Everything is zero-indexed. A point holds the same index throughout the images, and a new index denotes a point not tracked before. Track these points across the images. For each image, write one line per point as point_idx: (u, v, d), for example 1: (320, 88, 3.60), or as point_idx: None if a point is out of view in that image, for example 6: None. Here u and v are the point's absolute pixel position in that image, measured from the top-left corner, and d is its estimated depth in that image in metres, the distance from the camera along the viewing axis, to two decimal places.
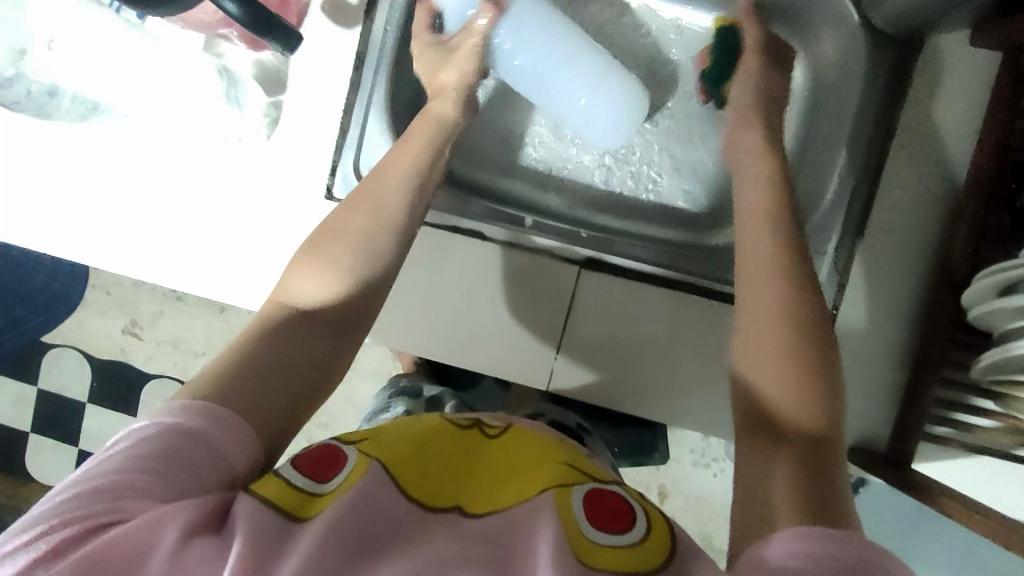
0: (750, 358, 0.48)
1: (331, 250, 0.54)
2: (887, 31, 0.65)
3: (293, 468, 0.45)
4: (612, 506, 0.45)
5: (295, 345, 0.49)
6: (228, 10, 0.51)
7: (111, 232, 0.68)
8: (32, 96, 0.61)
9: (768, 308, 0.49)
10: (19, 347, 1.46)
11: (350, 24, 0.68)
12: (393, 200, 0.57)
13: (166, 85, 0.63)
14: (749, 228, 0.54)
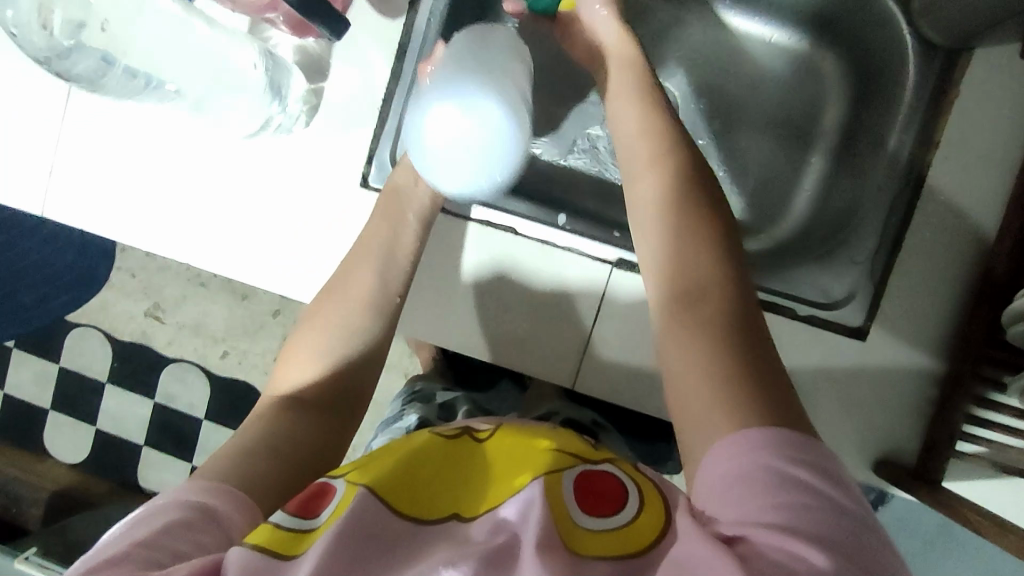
0: (692, 405, 0.46)
1: (320, 337, 0.60)
2: (937, 42, 0.64)
3: (282, 512, 0.45)
4: (600, 487, 0.45)
5: (294, 422, 0.54)
6: None
7: (145, 211, 0.69)
8: (88, 70, 0.61)
9: (695, 359, 0.47)
10: (45, 324, 1.48)
11: (394, 13, 0.68)
12: (365, 278, 0.63)
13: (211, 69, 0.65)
14: (667, 264, 0.53)
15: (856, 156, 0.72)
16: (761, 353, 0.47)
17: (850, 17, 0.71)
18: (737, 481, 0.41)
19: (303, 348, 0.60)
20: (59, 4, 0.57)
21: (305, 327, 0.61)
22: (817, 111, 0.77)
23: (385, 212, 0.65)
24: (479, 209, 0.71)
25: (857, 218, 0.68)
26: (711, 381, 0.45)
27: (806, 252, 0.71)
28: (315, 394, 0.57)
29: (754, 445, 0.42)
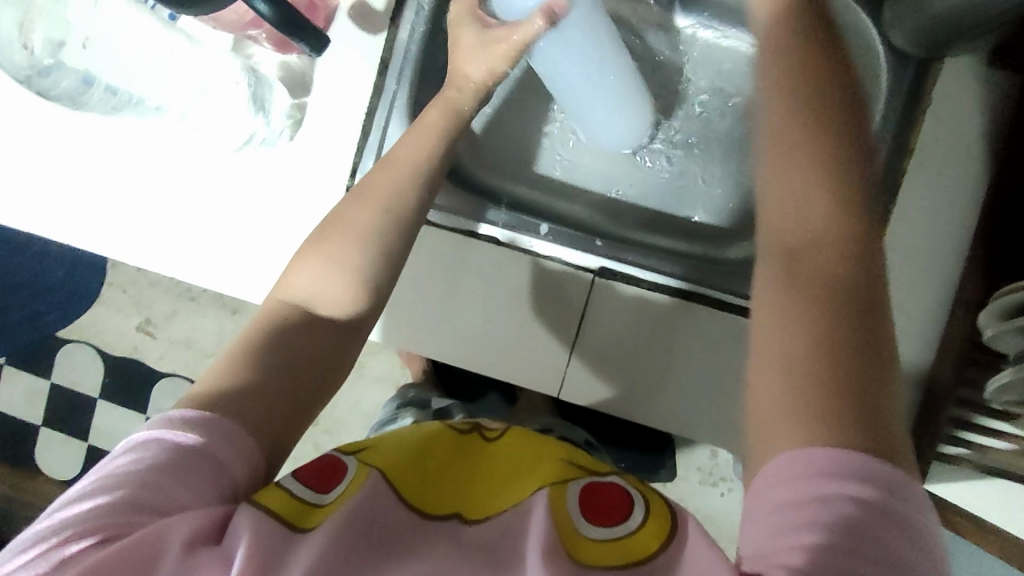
0: (785, 350, 0.44)
1: (344, 241, 0.54)
2: (909, 51, 0.65)
3: (293, 478, 0.45)
4: (610, 499, 0.45)
5: (303, 347, 0.50)
6: (261, 10, 0.52)
7: (130, 226, 0.69)
8: (68, 85, 0.64)
9: (801, 306, 0.44)
10: (33, 342, 1.49)
11: (376, 29, 0.69)
12: (405, 193, 0.56)
13: (192, 81, 0.65)
14: (802, 185, 0.48)
15: None
16: (870, 318, 0.44)
17: None
18: (800, 507, 0.39)
19: (326, 248, 0.53)
20: (43, 23, 0.61)
21: (334, 224, 0.55)
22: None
23: (420, 136, 0.60)
24: (486, 227, 0.73)
25: None
26: (807, 335, 0.43)
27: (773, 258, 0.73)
28: (333, 310, 0.53)
29: (829, 472, 0.39)
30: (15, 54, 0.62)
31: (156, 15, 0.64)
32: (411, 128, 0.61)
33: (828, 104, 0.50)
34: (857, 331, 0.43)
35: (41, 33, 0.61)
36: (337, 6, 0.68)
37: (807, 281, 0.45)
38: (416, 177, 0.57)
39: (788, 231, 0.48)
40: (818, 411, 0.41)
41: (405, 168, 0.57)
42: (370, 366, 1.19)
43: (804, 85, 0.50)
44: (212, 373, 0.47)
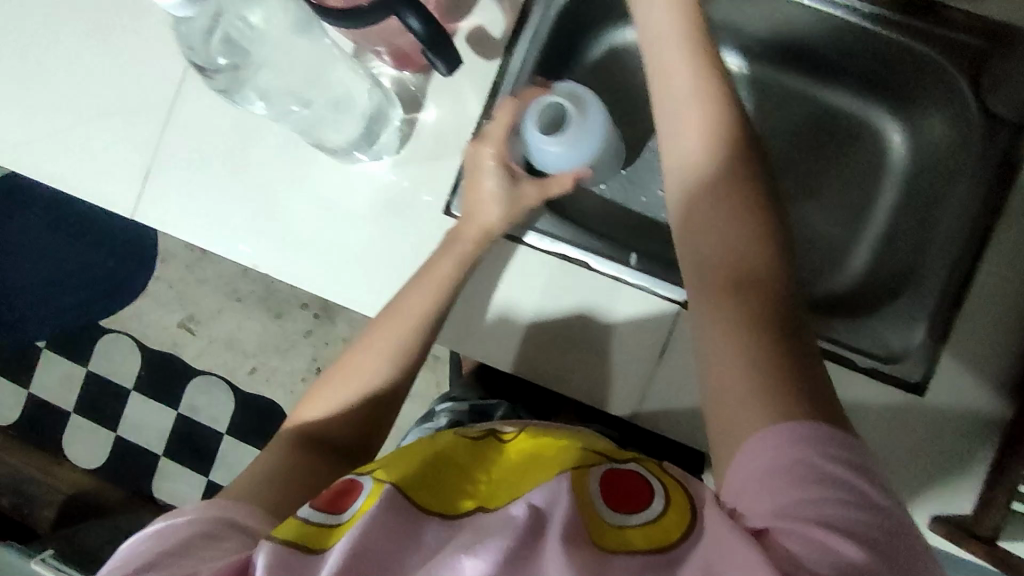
0: (723, 386, 0.48)
1: (333, 387, 0.64)
2: (1004, 116, 0.68)
3: (311, 507, 0.52)
4: (629, 487, 0.50)
5: (294, 472, 0.60)
6: (413, 28, 0.54)
7: (235, 220, 0.75)
8: (244, 77, 0.65)
9: (727, 341, 0.49)
10: (82, 325, 1.62)
11: (491, 56, 0.72)
12: (412, 319, 0.65)
13: (338, 100, 0.68)
14: (719, 226, 0.53)
15: (915, 221, 0.76)
16: (786, 330, 0.49)
17: (912, 90, 0.75)
18: (807, 487, 0.43)
19: (321, 398, 0.64)
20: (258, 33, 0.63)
21: (333, 375, 0.65)
22: (871, 190, 0.81)
23: (446, 257, 0.66)
24: (535, 235, 0.73)
25: (914, 278, 0.72)
26: (745, 365, 0.48)
27: (861, 306, 0.75)
28: (326, 442, 0.63)
29: (821, 441, 0.44)
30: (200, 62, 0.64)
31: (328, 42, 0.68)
32: (476, 198, 0.67)
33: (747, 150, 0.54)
34: (782, 346, 0.48)
35: (218, 32, 0.62)
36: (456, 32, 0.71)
37: (742, 290, 0.50)
38: (438, 299, 0.65)
39: (710, 250, 0.53)
40: (758, 400, 0.46)
41: (394, 333, 0.65)
42: None
43: (709, 140, 0.55)
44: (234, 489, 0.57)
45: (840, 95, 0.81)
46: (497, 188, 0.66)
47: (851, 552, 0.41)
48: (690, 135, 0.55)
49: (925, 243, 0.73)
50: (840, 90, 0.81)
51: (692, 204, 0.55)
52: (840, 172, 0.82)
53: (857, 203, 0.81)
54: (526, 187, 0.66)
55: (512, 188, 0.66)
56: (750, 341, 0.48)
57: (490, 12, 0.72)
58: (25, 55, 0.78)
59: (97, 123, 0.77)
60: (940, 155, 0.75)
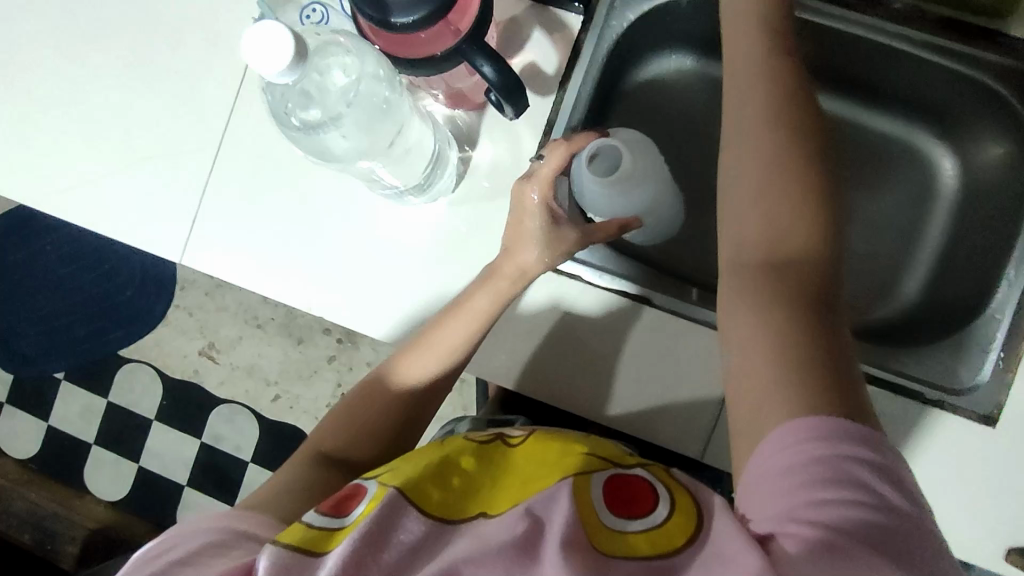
0: (750, 379, 0.48)
1: (361, 402, 0.66)
2: None
3: (315, 512, 0.52)
4: (631, 492, 0.52)
5: (317, 482, 0.61)
6: (485, 72, 0.53)
7: (286, 261, 0.74)
8: (325, 138, 0.63)
9: (756, 333, 0.49)
10: (102, 355, 1.60)
11: (544, 90, 0.71)
12: (456, 339, 0.66)
13: (412, 149, 0.67)
14: (762, 215, 0.53)
15: (973, 245, 0.75)
16: (826, 330, 0.48)
17: (963, 116, 0.75)
18: (821, 490, 0.43)
19: (347, 413, 0.66)
20: (335, 91, 0.62)
21: (364, 391, 0.67)
22: (921, 214, 0.80)
23: (485, 290, 0.66)
24: (592, 271, 0.74)
25: (979, 309, 0.71)
26: (772, 358, 0.48)
27: (919, 336, 0.75)
28: (349, 456, 0.64)
29: (839, 444, 0.44)
30: (286, 125, 0.62)
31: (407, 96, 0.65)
32: (510, 238, 0.66)
33: (802, 149, 0.54)
34: (819, 341, 0.48)
35: (297, 87, 0.61)
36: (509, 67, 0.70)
37: (775, 284, 0.50)
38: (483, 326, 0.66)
39: (752, 237, 0.53)
40: (784, 394, 0.46)
41: (438, 353, 0.66)
42: None
43: (767, 138, 0.54)
44: (253, 497, 0.59)
45: (888, 122, 0.82)
46: (538, 228, 0.65)
47: (859, 553, 0.41)
48: (748, 134, 0.55)
49: (987, 270, 0.73)
50: (888, 117, 0.81)
51: (738, 196, 0.54)
52: (879, 186, 0.82)
53: (906, 227, 0.81)
54: (567, 231, 0.65)
55: (552, 230, 0.65)
56: (783, 335, 0.48)
57: (541, 46, 0.70)
58: (74, 102, 0.78)
59: (146, 168, 0.77)
60: (997, 183, 0.75)
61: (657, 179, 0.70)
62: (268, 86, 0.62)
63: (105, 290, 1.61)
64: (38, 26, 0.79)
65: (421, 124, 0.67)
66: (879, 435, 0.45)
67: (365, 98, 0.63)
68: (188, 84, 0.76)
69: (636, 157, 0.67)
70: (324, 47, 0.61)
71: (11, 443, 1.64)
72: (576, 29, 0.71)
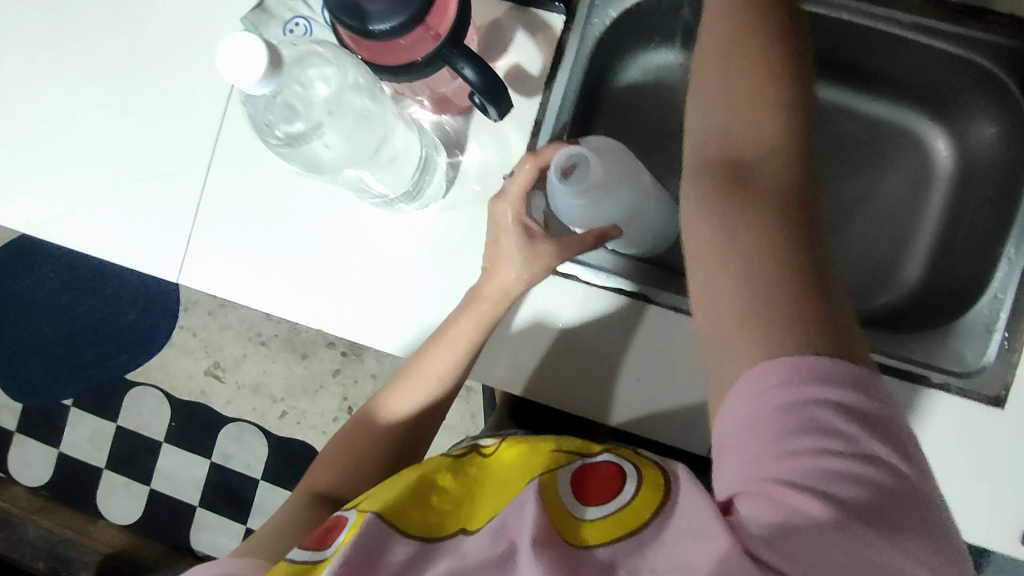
0: (736, 358, 0.46)
1: (354, 437, 0.69)
2: None
3: (299, 549, 0.55)
4: (598, 478, 0.53)
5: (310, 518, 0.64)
6: (466, 75, 0.53)
7: (280, 276, 0.74)
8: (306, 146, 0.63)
9: (739, 307, 0.46)
10: (109, 380, 1.61)
11: (530, 92, 0.70)
12: (437, 367, 0.67)
13: (393, 154, 0.67)
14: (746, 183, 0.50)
15: (972, 226, 0.74)
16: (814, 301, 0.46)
17: (956, 96, 0.74)
18: (792, 442, 0.42)
19: (341, 450, 0.68)
20: (313, 100, 0.62)
21: (356, 428, 0.69)
22: (917, 197, 0.80)
23: (464, 319, 0.66)
24: (587, 271, 0.74)
25: (980, 291, 0.70)
26: (756, 334, 0.45)
27: (921, 321, 0.74)
28: (342, 493, 0.66)
29: (808, 391, 0.43)
30: (268, 137, 0.62)
31: (387, 103, 0.66)
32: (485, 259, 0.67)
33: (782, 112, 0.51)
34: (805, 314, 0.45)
35: (280, 100, 0.60)
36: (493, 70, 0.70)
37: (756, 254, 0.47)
38: (464, 353, 0.67)
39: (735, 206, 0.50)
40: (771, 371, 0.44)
41: (421, 382, 0.68)
42: None
43: (746, 105, 0.51)
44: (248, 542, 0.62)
45: (881, 108, 0.81)
46: (515, 245, 0.65)
47: (827, 508, 0.41)
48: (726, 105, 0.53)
49: (988, 248, 0.71)
50: (881, 104, 0.81)
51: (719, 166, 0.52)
52: (870, 171, 0.81)
53: (904, 212, 0.80)
54: (545, 245, 0.64)
55: (530, 247, 0.65)
56: (765, 309, 0.45)
57: (525, 47, 0.70)
58: (65, 127, 0.78)
59: (139, 190, 0.77)
60: (993, 161, 0.73)
61: (632, 182, 0.67)
62: (249, 100, 0.61)
63: (109, 314, 1.62)
64: (26, 54, 0.79)
65: (406, 130, 0.67)
66: (857, 381, 0.43)
67: (346, 108, 0.63)
68: (176, 104, 0.77)
69: (608, 161, 0.64)
70: (305, 58, 0.60)
71: (22, 471, 1.65)
72: (559, 29, 0.70)
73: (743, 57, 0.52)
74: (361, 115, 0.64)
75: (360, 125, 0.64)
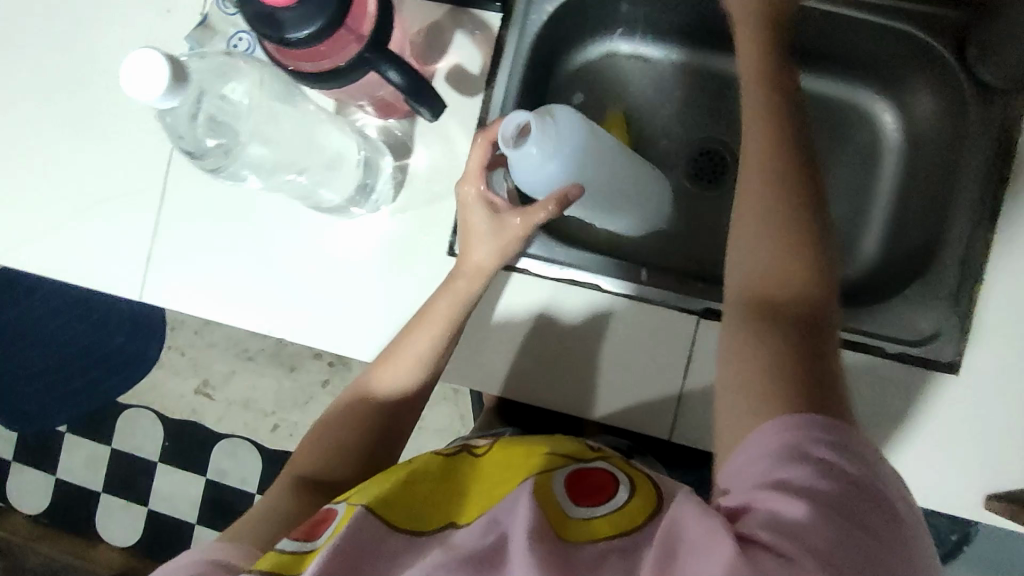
0: (731, 393, 0.49)
1: (339, 424, 0.67)
2: (994, 85, 0.67)
3: (288, 540, 0.54)
4: (595, 483, 0.52)
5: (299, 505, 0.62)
6: (391, 78, 0.54)
7: (242, 289, 0.74)
8: (226, 155, 0.64)
9: (744, 351, 0.50)
10: (101, 404, 1.62)
11: (471, 90, 0.71)
12: (418, 347, 0.66)
13: (320, 150, 0.68)
14: (761, 238, 0.53)
15: (922, 196, 0.74)
16: (806, 359, 0.49)
17: (897, 67, 0.75)
18: (783, 462, 0.44)
19: (324, 434, 0.67)
20: (233, 108, 0.62)
21: (337, 415, 0.68)
22: (869, 174, 0.80)
23: (442, 301, 0.66)
24: (543, 265, 0.74)
25: (931, 260, 0.70)
26: (756, 377, 0.48)
27: (882, 294, 0.74)
28: (327, 478, 0.65)
29: (806, 425, 0.45)
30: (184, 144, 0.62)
31: (305, 106, 0.69)
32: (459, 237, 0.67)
33: (799, 184, 0.54)
34: (801, 365, 0.48)
35: (205, 112, 0.60)
36: (434, 71, 0.71)
37: (764, 315, 0.51)
38: (443, 334, 0.66)
39: (749, 262, 0.54)
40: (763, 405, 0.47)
41: (401, 365, 0.67)
42: None
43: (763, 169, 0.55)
44: (237, 522, 0.61)
45: (827, 86, 0.80)
46: (483, 224, 0.65)
47: (815, 525, 0.41)
48: (750, 167, 0.56)
49: (937, 218, 0.71)
50: (825, 83, 0.80)
51: (736, 212, 0.55)
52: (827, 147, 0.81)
53: (858, 187, 0.80)
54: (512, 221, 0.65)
55: (497, 222, 0.66)
56: (763, 357, 0.49)
57: (465, 48, 0.71)
58: (23, 155, 0.79)
59: (97, 212, 0.77)
60: (937, 130, 0.74)
61: (597, 142, 0.63)
62: (166, 112, 0.59)
63: (98, 338, 1.63)
64: None
65: (343, 132, 0.70)
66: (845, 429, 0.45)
67: (266, 113, 0.65)
68: (129, 125, 0.77)
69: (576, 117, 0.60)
70: (225, 71, 0.62)
71: (22, 499, 1.66)
72: (497, 28, 0.71)
73: (772, 148, 0.55)
74: (286, 121, 0.66)
75: (284, 130, 0.66)
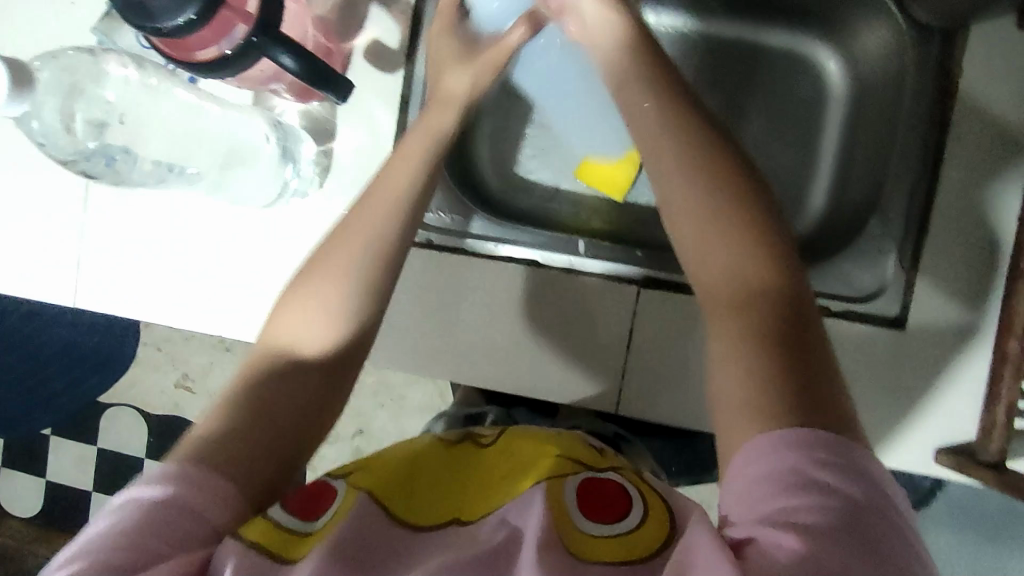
0: (721, 407, 0.46)
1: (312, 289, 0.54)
2: (932, 24, 0.64)
3: (281, 507, 0.48)
4: (608, 494, 0.48)
5: (280, 402, 0.51)
6: (286, 63, 0.53)
7: (174, 288, 0.72)
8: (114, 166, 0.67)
9: (731, 360, 0.46)
10: (82, 404, 1.61)
11: (393, 67, 0.69)
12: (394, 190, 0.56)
13: (207, 141, 0.69)
14: (698, 235, 0.51)
15: (868, 144, 0.72)
16: (793, 343, 0.46)
17: (834, 10, 0.72)
18: (784, 490, 0.41)
19: (298, 303, 0.54)
20: (90, 108, 0.64)
21: (304, 276, 0.55)
22: (815, 124, 0.77)
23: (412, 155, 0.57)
24: (477, 241, 0.72)
25: (874, 210, 0.68)
26: (746, 381, 0.45)
27: (827, 250, 0.71)
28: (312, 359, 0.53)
29: (807, 447, 0.42)
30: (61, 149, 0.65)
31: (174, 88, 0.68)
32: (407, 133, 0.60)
33: (717, 160, 0.52)
34: (787, 353, 0.46)
35: (81, 116, 0.64)
36: (352, 49, 0.68)
37: (740, 310, 0.48)
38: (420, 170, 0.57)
39: (706, 264, 0.50)
40: (751, 413, 0.44)
41: (379, 205, 0.55)
42: (410, 398, 1.19)
43: (680, 144, 0.53)
44: (195, 429, 0.49)
45: (766, 35, 0.78)
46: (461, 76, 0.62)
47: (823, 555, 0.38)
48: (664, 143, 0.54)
49: (881, 166, 0.70)
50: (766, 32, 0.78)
51: (668, 205, 0.52)
52: (773, 98, 0.78)
53: (804, 133, 0.77)
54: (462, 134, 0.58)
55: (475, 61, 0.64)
56: (748, 359, 0.46)
57: (382, 22, 0.68)
58: None
59: None
60: (876, 75, 0.72)
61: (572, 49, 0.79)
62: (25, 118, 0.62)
63: (72, 339, 1.59)
64: None
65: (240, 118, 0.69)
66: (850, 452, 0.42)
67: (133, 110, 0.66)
68: None
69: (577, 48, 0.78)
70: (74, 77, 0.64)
71: (15, 503, 1.66)
72: None
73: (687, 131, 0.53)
74: (162, 112, 0.68)
75: (158, 123, 0.68)
